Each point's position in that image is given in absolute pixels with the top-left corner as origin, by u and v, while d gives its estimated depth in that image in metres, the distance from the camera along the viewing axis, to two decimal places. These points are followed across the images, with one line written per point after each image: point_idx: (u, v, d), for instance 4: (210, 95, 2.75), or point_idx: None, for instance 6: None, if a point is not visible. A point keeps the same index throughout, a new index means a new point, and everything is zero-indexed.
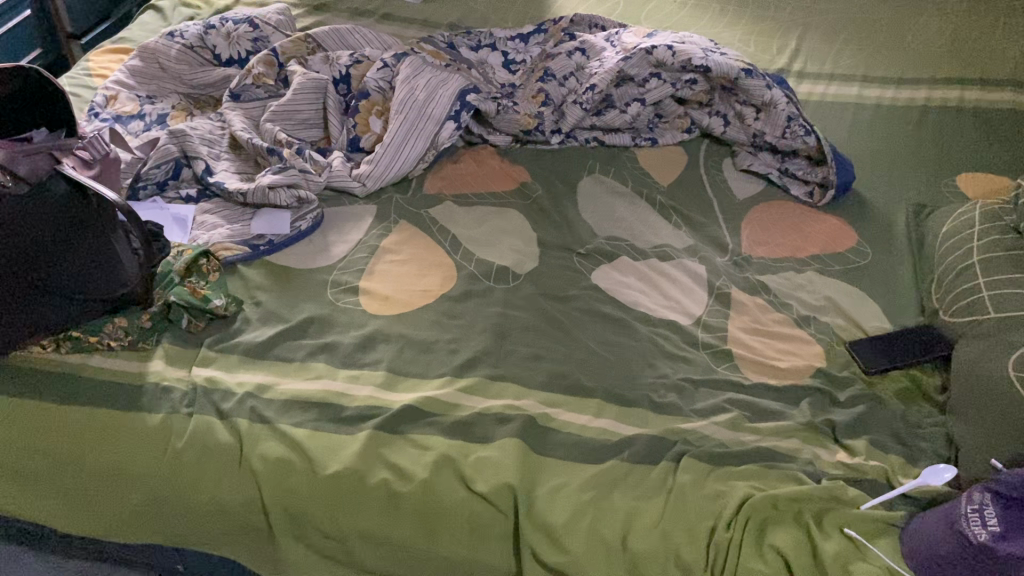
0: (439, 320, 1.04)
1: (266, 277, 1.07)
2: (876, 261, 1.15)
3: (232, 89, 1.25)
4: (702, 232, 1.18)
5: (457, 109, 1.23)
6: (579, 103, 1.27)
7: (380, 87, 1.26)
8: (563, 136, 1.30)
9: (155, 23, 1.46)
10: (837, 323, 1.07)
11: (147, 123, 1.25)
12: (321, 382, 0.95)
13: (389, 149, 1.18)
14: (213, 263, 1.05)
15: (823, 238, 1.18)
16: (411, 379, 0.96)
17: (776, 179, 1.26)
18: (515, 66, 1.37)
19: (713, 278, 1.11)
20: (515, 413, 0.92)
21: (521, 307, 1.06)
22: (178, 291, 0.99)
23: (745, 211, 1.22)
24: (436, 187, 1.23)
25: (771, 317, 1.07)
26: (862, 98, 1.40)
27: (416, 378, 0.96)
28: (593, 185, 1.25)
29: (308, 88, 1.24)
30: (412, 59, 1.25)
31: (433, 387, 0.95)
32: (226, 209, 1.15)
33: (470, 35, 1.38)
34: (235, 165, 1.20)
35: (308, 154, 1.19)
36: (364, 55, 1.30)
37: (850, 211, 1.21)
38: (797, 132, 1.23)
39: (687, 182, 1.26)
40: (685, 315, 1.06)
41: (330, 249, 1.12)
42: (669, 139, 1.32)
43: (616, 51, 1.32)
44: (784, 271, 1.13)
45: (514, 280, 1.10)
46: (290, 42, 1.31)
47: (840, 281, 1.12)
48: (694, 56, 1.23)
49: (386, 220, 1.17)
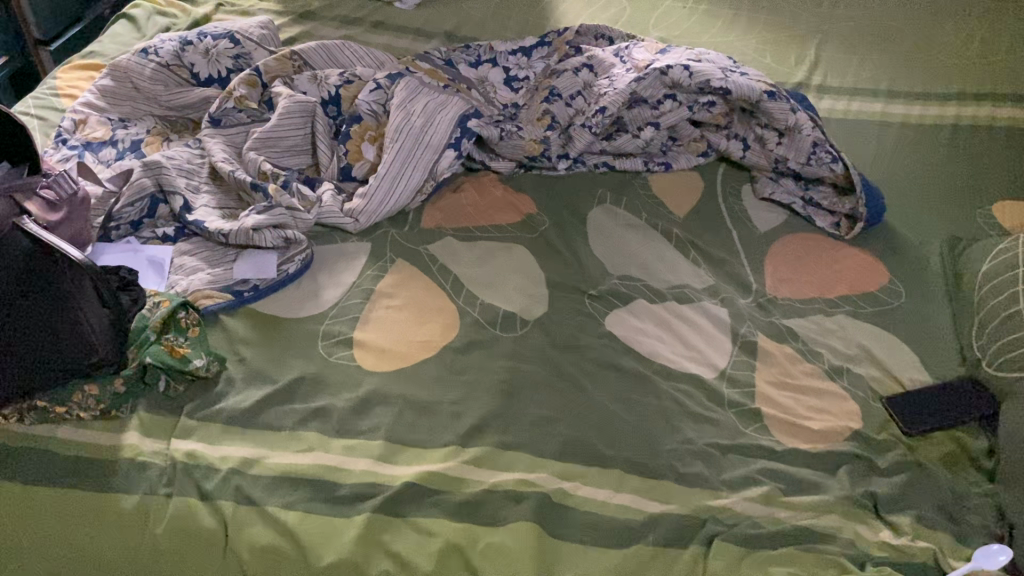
0: (442, 376, 0.95)
1: (251, 329, 0.98)
2: (910, 301, 1.06)
3: (212, 114, 1.15)
4: (722, 270, 1.09)
5: (457, 136, 1.14)
6: (588, 127, 1.18)
7: (373, 110, 1.16)
8: (570, 162, 1.20)
9: (127, 35, 1.36)
10: (871, 375, 0.99)
11: (120, 151, 1.16)
12: (313, 456, 0.86)
13: (384, 182, 1.09)
14: (193, 316, 0.96)
15: (853, 275, 1.09)
16: (413, 449, 0.88)
17: (800, 210, 1.17)
18: (518, 83, 1.27)
19: (737, 324, 1.03)
20: (527, 490, 0.84)
21: (531, 360, 0.97)
22: (154, 352, 0.90)
23: (768, 244, 1.13)
24: (435, 220, 1.14)
25: (801, 369, 0.99)
26: (887, 115, 1.31)
27: (417, 447, 0.88)
28: (604, 215, 1.16)
29: (294, 113, 1.14)
30: (407, 81, 1.15)
31: (438, 459, 0.86)
32: (208, 249, 1.06)
33: (468, 50, 1.29)
34: (216, 199, 1.10)
35: (295, 188, 1.09)
36: (355, 75, 1.20)
37: (880, 245, 1.13)
38: (823, 159, 1.14)
39: (704, 212, 1.17)
40: (708, 367, 0.98)
41: (321, 294, 1.03)
42: (684, 164, 1.23)
43: (626, 69, 1.22)
44: (812, 314, 1.05)
45: (522, 327, 1.01)
46: (274, 59, 1.20)
47: (872, 325, 1.04)
48: (712, 78, 1.14)
49: (381, 259, 1.08)
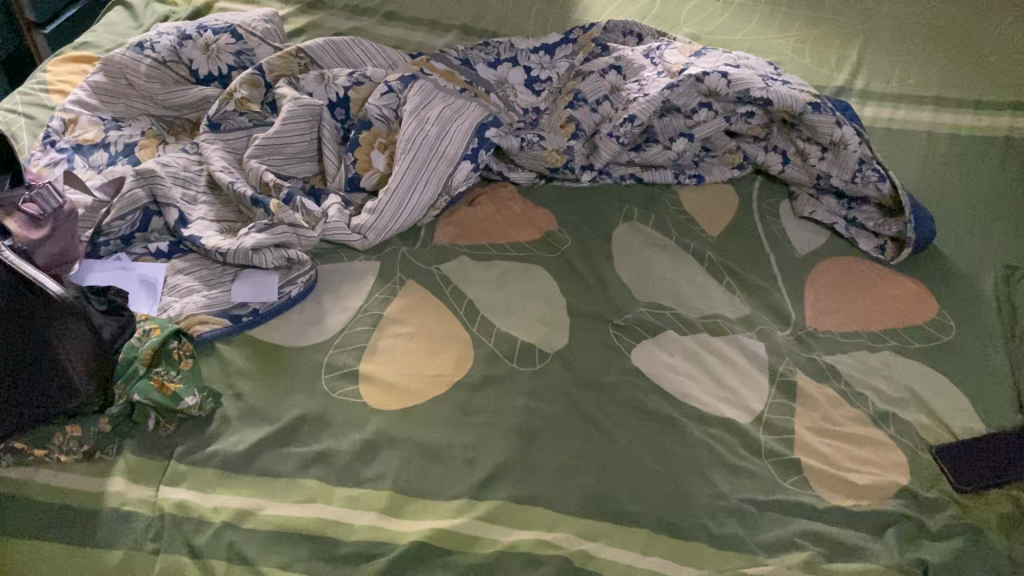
0: (454, 417, 0.87)
1: (249, 359, 0.90)
2: (962, 337, 0.98)
3: (210, 118, 1.06)
4: (759, 298, 1.01)
5: (474, 146, 1.05)
6: (616, 137, 1.09)
7: (385, 115, 1.08)
8: (595, 174, 1.12)
9: (124, 24, 1.27)
10: (920, 421, 0.91)
11: (112, 155, 1.07)
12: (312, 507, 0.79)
13: (395, 197, 1.01)
14: (186, 346, 0.88)
15: (899, 306, 1.01)
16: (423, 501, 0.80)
17: (842, 231, 1.09)
18: (540, 85, 1.18)
19: (775, 361, 0.95)
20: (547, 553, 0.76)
21: (551, 399, 0.90)
22: (142, 387, 0.83)
23: (808, 269, 1.05)
24: (449, 237, 1.06)
25: (844, 414, 0.91)
26: (935, 125, 1.22)
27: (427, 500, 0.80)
28: (631, 234, 1.08)
29: (299, 117, 1.06)
30: (421, 84, 1.07)
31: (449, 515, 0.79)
32: (204, 267, 0.98)
33: (487, 48, 1.20)
34: (214, 211, 1.03)
35: (298, 201, 1.01)
36: (365, 75, 1.12)
37: (929, 272, 1.05)
38: (869, 177, 1.06)
39: (739, 232, 1.09)
40: (744, 410, 0.90)
41: (326, 319, 0.95)
42: (718, 177, 1.14)
43: (658, 73, 1.13)
44: (855, 350, 0.97)
45: (541, 361, 0.93)
46: (278, 57, 1.11)
47: (920, 364, 0.96)
48: (753, 86, 1.05)
49: (390, 280, 1.00)
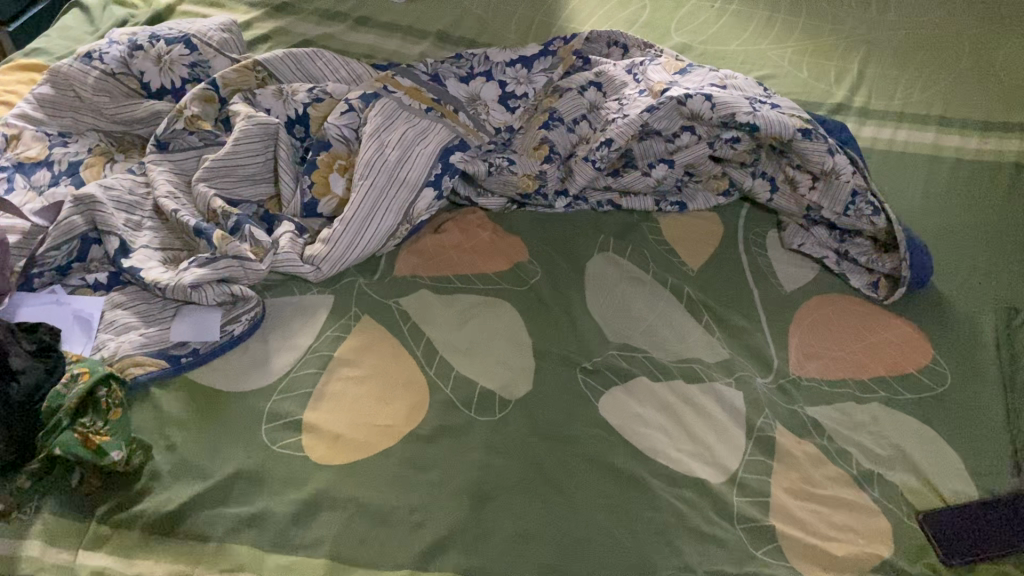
0: (402, 474, 0.81)
1: (186, 406, 0.84)
2: (958, 387, 0.91)
3: (158, 137, 1.00)
4: (740, 340, 0.94)
5: (438, 172, 0.99)
6: (591, 161, 1.02)
7: (344, 136, 1.01)
8: (570, 200, 1.05)
9: (80, 28, 1.21)
10: (908, 483, 0.84)
11: (55, 174, 1.01)
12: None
13: (350, 228, 0.95)
14: (116, 394, 0.82)
15: (890, 352, 0.94)
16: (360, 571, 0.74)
17: (832, 267, 1.01)
18: (514, 101, 1.11)
19: (753, 414, 0.88)
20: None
21: (508, 453, 0.83)
22: (65, 440, 0.76)
23: (794, 308, 0.98)
24: (410, 267, 0.99)
25: (826, 474, 0.84)
26: (938, 148, 1.14)
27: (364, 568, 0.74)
28: (606, 266, 1.00)
29: (253, 136, 0.99)
30: (384, 104, 1.01)
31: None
32: (145, 301, 0.92)
33: (459, 61, 1.12)
34: (159, 237, 0.96)
35: (247, 230, 0.94)
36: (325, 91, 1.05)
37: (926, 313, 0.97)
38: (863, 211, 0.98)
39: (722, 266, 1.01)
40: (717, 470, 0.83)
41: (272, 360, 0.89)
42: (702, 205, 1.07)
43: (639, 91, 1.06)
44: (841, 401, 0.90)
45: (501, 410, 0.86)
46: (234, 70, 1.04)
47: (911, 418, 0.89)
48: (739, 111, 0.97)
49: (344, 316, 0.93)
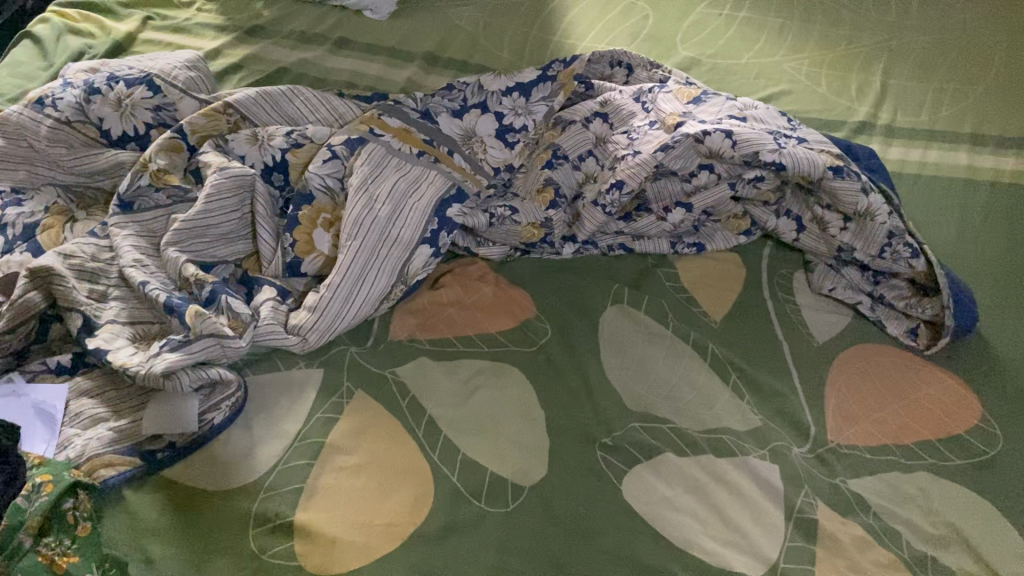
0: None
1: (163, 511, 0.75)
2: (1013, 449, 0.83)
3: (121, 196, 0.90)
4: (771, 404, 0.86)
5: (434, 228, 0.91)
6: (601, 206, 0.94)
7: (328, 186, 0.92)
8: (578, 246, 0.98)
9: (30, 62, 1.09)
10: (967, 566, 0.75)
11: (9, 240, 0.90)
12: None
13: (340, 294, 0.85)
14: (83, 504, 0.72)
15: (936, 411, 0.86)
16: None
17: (868, 312, 0.94)
18: (513, 135, 1.02)
19: (792, 493, 0.80)
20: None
21: (523, 551, 0.74)
22: (29, 569, 0.66)
23: (827, 365, 0.90)
24: (407, 330, 0.90)
25: (876, 559, 0.75)
26: (972, 169, 1.06)
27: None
28: (621, 322, 0.92)
29: (225, 191, 0.90)
30: (371, 150, 0.92)
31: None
32: (114, 388, 0.83)
33: (451, 93, 1.03)
34: (128, 310, 0.86)
35: (223, 301, 0.83)
36: (305, 134, 0.96)
37: (971, 365, 0.89)
38: (900, 253, 0.90)
39: (748, 318, 0.94)
40: (757, 560, 0.75)
41: (257, 451, 0.80)
42: (721, 245, 1.00)
43: (650, 123, 0.97)
44: (886, 471, 0.82)
45: (516, 500, 0.77)
46: (203, 115, 0.95)
47: (963, 487, 0.81)
48: (763, 148, 0.89)
49: (336, 393, 0.84)
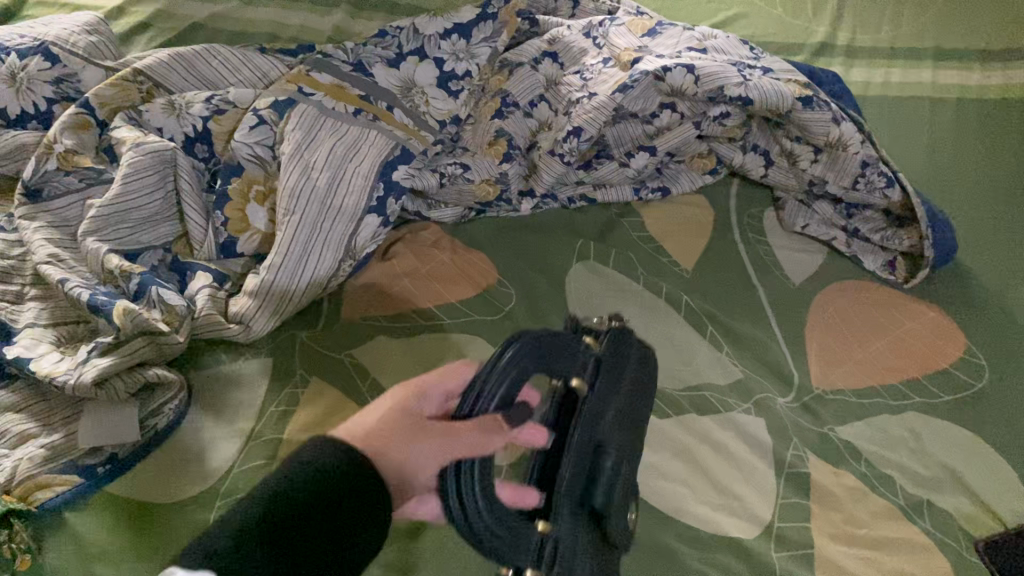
0: (484, 392, 0.54)
1: (110, 529, 0.67)
2: (998, 380, 0.80)
3: (27, 183, 0.81)
4: (751, 354, 0.82)
5: (380, 195, 0.83)
6: (559, 155, 0.89)
7: (258, 156, 0.83)
8: (537, 201, 0.92)
9: None
10: (963, 507, 0.72)
11: None
12: (299, 480, 0.47)
13: (282, 275, 0.78)
14: (20, 534, 0.65)
15: (920, 348, 0.83)
16: (473, 531, 0.52)
17: (843, 249, 0.91)
18: (456, 83, 0.92)
19: (780, 446, 0.76)
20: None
21: (605, 383, 0.65)
22: None
23: (804, 308, 0.86)
24: (360, 308, 0.84)
25: (870, 509, 0.72)
26: (937, 89, 1.04)
27: (471, 514, 0.52)
28: (588, 279, 0.87)
29: (144, 169, 0.81)
30: (301, 111, 0.83)
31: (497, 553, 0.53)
32: (40, 400, 0.74)
33: (384, 40, 0.93)
34: (48, 311, 0.78)
35: (154, 293, 0.75)
36: (226, 99, 0.87)
37: (949, 296, 0.87)
38: (875, 183, 0.86)
39: (719, 265, 0.90)
40: (751, 522, 0.71)
41: (208, 454, 0.73)
42: (687, 186, 0.96)
43: (604, 60, 0.93)
44: (874, 413, 0.78)
45: (602, 334, 0.68)
46: (110, 85, 0.85)
47: (953, 423, 0.77)
48: (728, 83, 0.84)
49: (288, 382, 0.78)
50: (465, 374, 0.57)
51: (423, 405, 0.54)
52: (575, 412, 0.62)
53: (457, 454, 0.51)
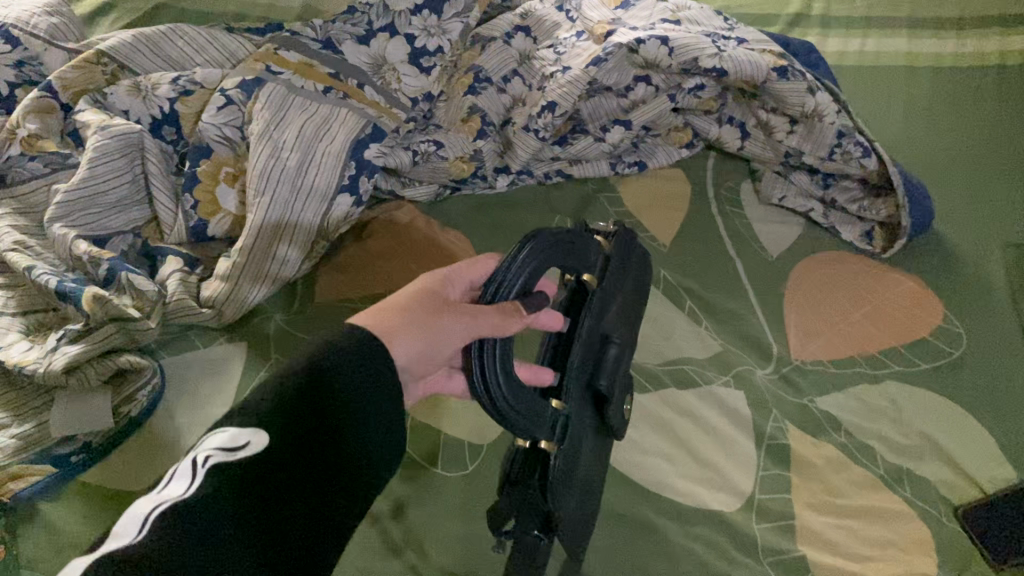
0: (505, 277, 0.53)
1: (86, 517, 0.66)
2: (976, 347, 0.80)
3: None
4: (730, 328, 0.82)
5: (352, 173, 0.82)
6: (534, 130, 0.88)
7: (227, 137, 0.82)
8: (512, 177, 0.91)
9: None
10: (943, 475, 0.72)
11: None
12: (325, 372, 0.45)
13: (253, 259, 0.77)
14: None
15: (898, 316, 0.83)
16: (495, 406, 0.52)
17: (821, 221, 0.90)
18: (429, 59, 0.90)
19: (760, 419, 0.76)
20: (580, 524, 0.62)
21: (615, 276, 0.67)
22: None
23: (783, 281, 0.86)
24: (334, 290, 0.83)
25: (850, 479, 0.72)
26: (912, 59, 1.04)
27: (493, 390, 0.52)
28: None
29: (111, 153, 0.79)
30: (270, 90, 0.82)
31: (519, 425, 0.53)
32: (11, 390, 0.73)
33: (353, 16, 0.89)
34: (17, 300, 0.76)
35: (124, 279, 0.74)
36: (193, 79, 0.85)
37: (927, 264, 0.87)
38: (852, 153, 0.85)
39: (696, 239, 0.89)
40: (732, 494, 0.71)
41: (185, 440, 0.72)
42: (663, 160, 0.95)
43: (577, 34, 0.92)
44: (853, 384, 0.78)
45: (609, 236, 0.70)
46: (73, 68, 0.83)
47: (931, 391, 0.78)
48: (702, 54, 0.84)
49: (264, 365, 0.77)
50: (489, 265, 0.59)
51: (450, 290, 0.56)
52: (587, 300, 0.63)
53: (481, 335, 0.51)
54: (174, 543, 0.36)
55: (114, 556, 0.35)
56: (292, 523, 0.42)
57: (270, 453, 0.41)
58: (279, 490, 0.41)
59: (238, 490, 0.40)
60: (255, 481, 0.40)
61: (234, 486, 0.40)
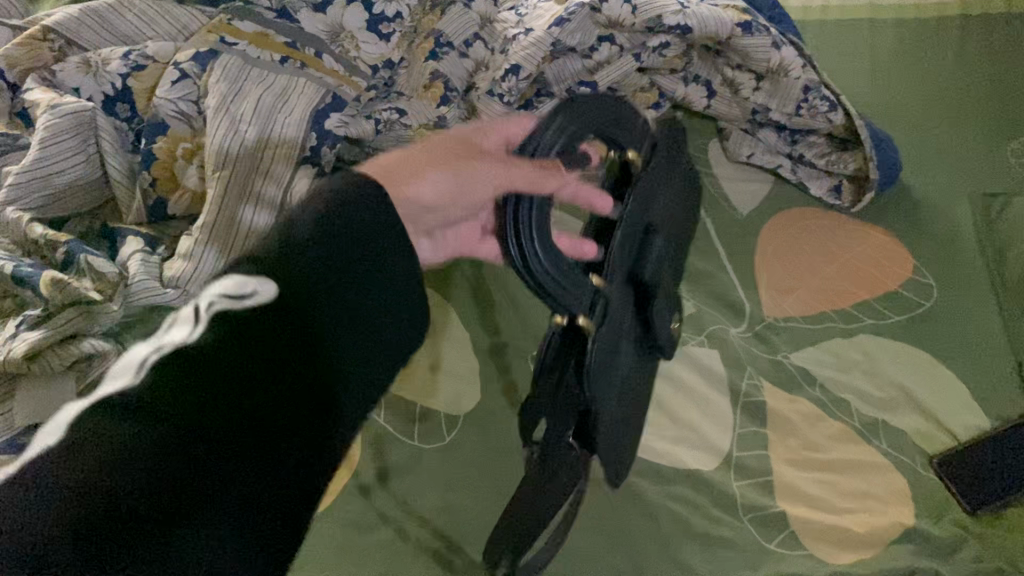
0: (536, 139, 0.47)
1: None
2: (946, 297, 0.81)
3: None
4: (703, 287, 0.82)
5: (315, 143, 0.81)
6: (497, 95, 0.86)
7: (182, 112, 0.79)
8: None
9: None
10: (916, 424, 0.73)
11: None
12: (342, 218, 0.42)
13: (217, 235, 0.75)
14: None
15: (868, 269, 0.83)
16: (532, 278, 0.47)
17: (789, 176, 0.90)
18: (387, 25, 0.87)
19: (736, 376, 0.76)
20: (611, 426, 0.55)
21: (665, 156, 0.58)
22: None
23: (754, 238, 0.86)
24: None
25: (826, 432, 0.72)
26: (877, 10, 1.04)
27: (530, 260, 0.46)
28: None
29: (63, 132, 0.76)
30: (225, 62, 0.79)
31: (551, 299, 0.49)
32: None
33: None
34: None
35: (84, 261, 0.72)
36: (145, 54, 0.82)
37: (896, 216, 0.87)
38: (818, 108, 0.85)
39: None
40: (710, 452, 0.71)
41: None
42: None
43: None
44: (826, 338, 0.79)
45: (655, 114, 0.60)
46: (17, 46, 0.82)
47: (903, 342, 0.78)
48: (665, 11, 0.82)
49: None
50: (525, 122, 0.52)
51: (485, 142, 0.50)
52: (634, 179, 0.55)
53: (515, 186, 0.45)
54: (169, 390, 0.35)
55: (104, 399, 0.34)
56: (305, 372, 0.39)
57: (278, 305, 0.39)
58: (292, 331, 0.39)
59: (245, 336, 0.37)
60: (267, 333, 0.38)
61: (242, 333, 0.37)
